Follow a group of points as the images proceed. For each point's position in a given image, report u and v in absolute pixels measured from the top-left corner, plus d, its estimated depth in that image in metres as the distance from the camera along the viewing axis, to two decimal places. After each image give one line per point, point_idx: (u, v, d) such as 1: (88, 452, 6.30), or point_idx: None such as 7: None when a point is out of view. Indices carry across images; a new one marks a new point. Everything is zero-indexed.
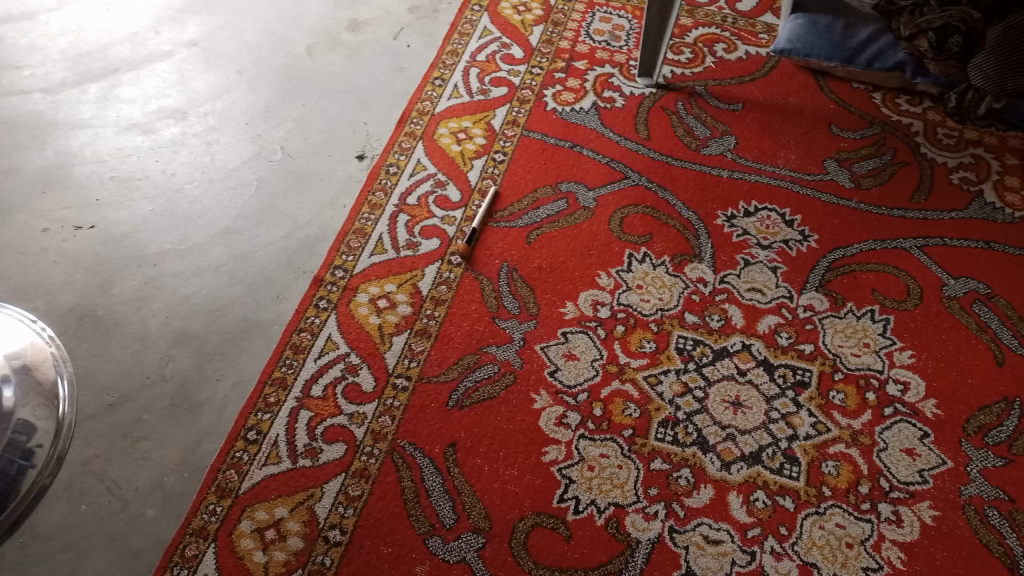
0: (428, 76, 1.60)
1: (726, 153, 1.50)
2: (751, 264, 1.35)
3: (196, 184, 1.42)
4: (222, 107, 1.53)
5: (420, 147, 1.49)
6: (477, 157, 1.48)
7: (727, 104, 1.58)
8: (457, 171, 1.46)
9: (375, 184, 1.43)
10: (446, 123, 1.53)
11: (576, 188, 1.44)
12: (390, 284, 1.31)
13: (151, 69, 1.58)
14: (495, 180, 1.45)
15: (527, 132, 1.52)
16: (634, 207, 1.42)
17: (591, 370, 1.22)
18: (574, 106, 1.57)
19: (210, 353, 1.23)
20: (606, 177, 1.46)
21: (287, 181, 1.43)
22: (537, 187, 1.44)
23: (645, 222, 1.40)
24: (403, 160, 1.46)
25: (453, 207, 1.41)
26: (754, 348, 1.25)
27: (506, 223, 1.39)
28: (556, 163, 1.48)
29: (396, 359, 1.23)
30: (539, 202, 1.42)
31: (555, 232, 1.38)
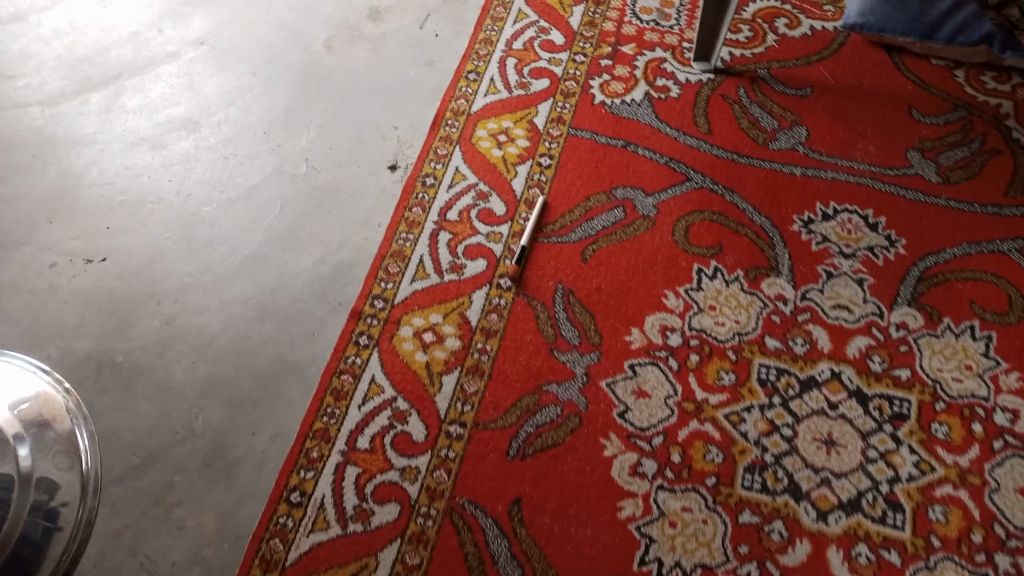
0: (461, 70, 1.44)
1: (797, 146, 1.35)
2: (834, 276, 1.22)
3: (216, 206, 1.29)
4: (237, 114, 1.39)
5: (457, 153, 1.34)
6: (521, 162, 1.34)
7: (795, 88, 1.42)
8: (500, 180, 1.32)
9: (411, 199, 1.29)
10: (484, 123, 1.38)
11: (634, 194, 1.30)
12: (435, 314, 1.18)
13: (156, 73, 1.44)
14: (542, 188, 1.31)
15: (574, 130, 1.37)
16: (700, 214, 1.28)
17: (666, 410, 1.10)
18: (624, 98, 1.41)
19: (243, 403, 1.12)
20: (666, 181, 1.32)
21: (314, 199, 1.30)
22: (590, 195, 1.31)
23: (713, 231, 1.26)
24: (439, 169, 1.32)
25: (499, 222, 1.28)
26: (844, 376, 1.13)
27: (557, 239, 1.26)
28: (608, 166, 1.33)
29: (447, 403, 1.10)
30: (593, 213, 1.29)
31: (613, 247, 1.25)
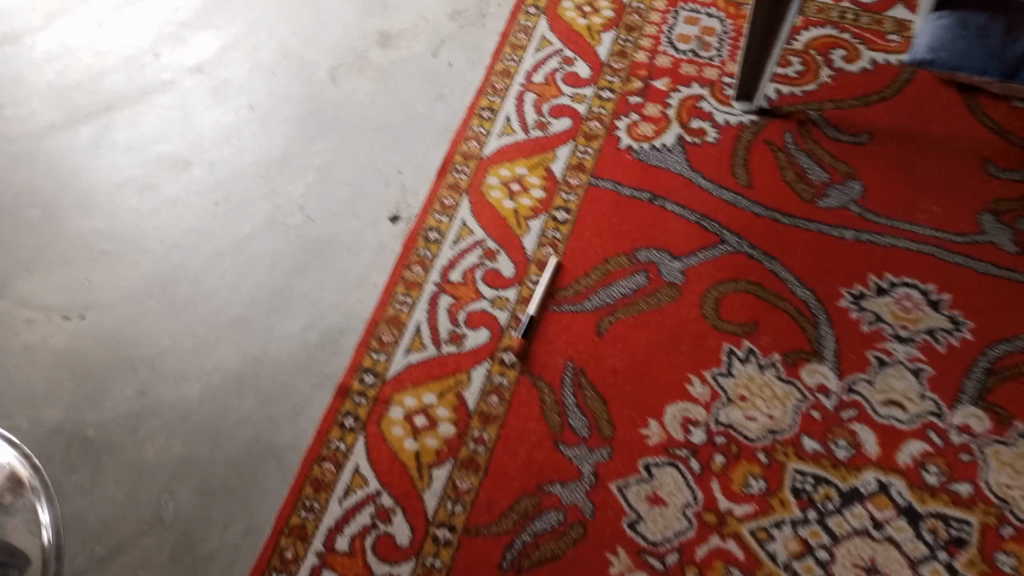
0: (475, 106, 1.31)
1: (849, 205, 1.18)
2: (886, 365, 1.06)
3: (203, 259, 1.18)
4: (230, 153, 1.28)
5: (465, 203, 1.21)
6: (534, 217, 1.20)
7: (851, 133, 1.25)
8: (510, 237, 1.18)
9: (411, 256, 1.17)
10: (497, 169, 1.24)
11: (660, 257, 1.16)
12: (429, 394, 1.06)
13: (149, 104, 1.33)
14: (556, 247, 1.17)
15: (594, 179, 1.23)
16: (735, 283, 1.13)
17: (683, 522, 0.98)
18: (654, 143, 1.26)
19: (216, 491, 1.02)
20: (697, 242, 1.16)
21: (306, 253, 1.18)
22: (609, 256, 1.16)
23: (748, 305, 1.11)
24: (445, 223, 1.19)
25: (506, 285, 1.14)
26: (893, 489, 0.99)
27: (569, 307, 1.12)
28: (631, 222, 1.19)
29: (436, 502, 1.00)
30: (612, 277, 1.14)
31: (632, 319, 1.10)
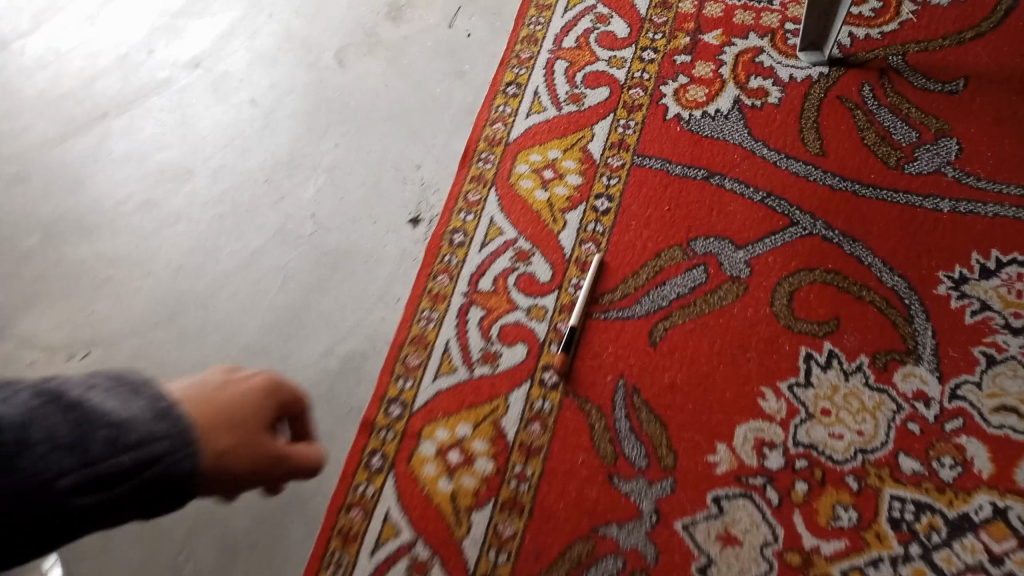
0: (498, 82, 1.16)
1: (943, 169, 1.00)
2: (997, 363, 0.90)
3: (211, 281, 1.08)
4: (234, 158, 1.16)
5: (492, 198, 1.07)
6: (572, 208, 1.05)
7: (943, 81, 1.05)
8: (545, 233, 1.04)
9: (435, 264, 1.04)
10: (526, 155, 1.09)
11: (719, 247, 1.00)
12: (463, 425, 0.95)
13: (146, 108, 1.22)
14: (598, 241, 1.03)
15: (638, 158, 1.07)
16: (810, 274, 0.97)
17: (762, 564, 0.85)
18: (707, 109, 1.09)
19: (238, 547, 0.92)
20: (761, 227, 1.00)
21: (321, 268, 1.06)
22: (660, 250, 1.01)
23: (827, 299, 0.95)
24: (470, 222, 1.06)
25: (544, 291, 1.01)
26: (1012, 514, 0.83)
27: (617, 314, 0.98)
28: (683, 207, 1.03)
29: (477, 551, 0.89)
30: (664, 275, 1.00)
31: (690, 324, 0.96)
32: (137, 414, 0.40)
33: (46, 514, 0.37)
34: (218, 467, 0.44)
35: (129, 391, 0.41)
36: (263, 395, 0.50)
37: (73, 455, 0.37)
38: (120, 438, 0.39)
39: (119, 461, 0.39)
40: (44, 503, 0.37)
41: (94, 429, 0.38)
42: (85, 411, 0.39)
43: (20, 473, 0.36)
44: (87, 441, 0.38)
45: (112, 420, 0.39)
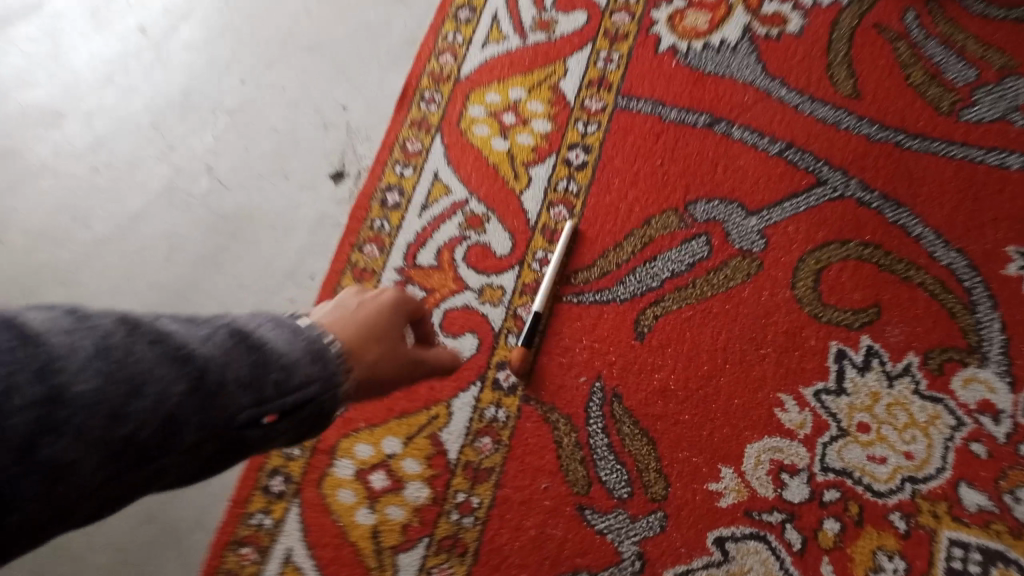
0: (447, 3, 0.91)
1: (1010, 118, 0.77)
2: None
3: (79, 249, 0.86)
4: (115, 98, 0.92)
5: (437, 147, 0.85)
6: (537, 163, 0.83)
7: (1008, 6, 0.81)
8: (502, 192, 0.82)
9: (362, 231, 0.82)
10: (481, 94, 0.87)
11: (726, 212, 0.78)
12: (392, 438, 0.73)
13: (6, 34, 0.95)
14: (571, 204, 0.81)
15: (623, 100, 0.85)
16: (842, 249, 0.75)
17: None
18: (708, 41, 0.85)
19: None
20: (778, 188, 0.79)
21: (216, 235, 0.84)
22: (650, 215, 0.79)
23: (863, 280, 0.74)
24: (409, 179, 0.84)
25: (500, 267, 0.79)
26: None
27: (594, 297, 0.77)
28: (680, 161, 0.81)
29: None
30: (655, 248, 0.78)
31: (688, 311, 0.75)
32: (299, 358, 0.39)
33: (223, 445, 0.36)
34: (368, 378, 0.48)
35: (294, 332, 0.40)
36: (401, 297, 0.52)
37: (250, 394, 0.36)
38: (290, 380, 0.38)
39: (285, 403, 0.37)
40: (226, 437, 0.36)
41: (272, 373, 0.37)
42: (262, 353, 0.37)
43: (214, 409, 0.35)
44: (261, 381, 0.36)
45: (283, 363, 0.38)
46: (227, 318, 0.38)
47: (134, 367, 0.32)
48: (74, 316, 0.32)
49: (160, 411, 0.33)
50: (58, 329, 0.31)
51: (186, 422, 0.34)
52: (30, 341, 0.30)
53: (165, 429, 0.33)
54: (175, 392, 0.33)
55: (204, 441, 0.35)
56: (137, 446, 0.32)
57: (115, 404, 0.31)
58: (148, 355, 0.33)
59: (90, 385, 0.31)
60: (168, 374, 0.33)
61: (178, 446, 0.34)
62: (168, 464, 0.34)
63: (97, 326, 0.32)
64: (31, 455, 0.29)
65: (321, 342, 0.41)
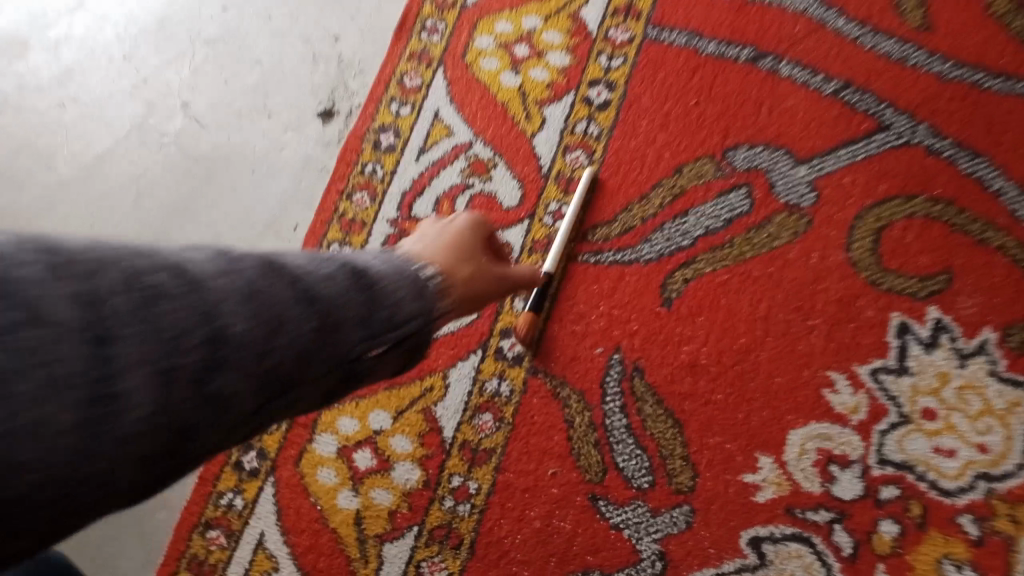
0: None
1: None
2: None
3: (39, 194, 0.77)
4: (85, 26, 0.82)
5: (439, 83, 0.74)
6: (552, 102, 0.72)
7: None
8: (512, 134, 0.72)
9: (351, 176, 0.72)
10: (490, 23, 0.75)
11: (770, 160, 0.67)
12: (379, 412, 0.64)
13: None
14: (591, 148, 0.70)
15: (654, 31, 0.73)
16: (907, 205, 0.64)
17: None
18: None
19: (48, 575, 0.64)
20: (832, 133, 0.67)
21: (190, 179, 0.75)
22: (681, 163, 0.68)
23: (931, 242, 0.63)
24: (406, 119, 0.73)
25: (507, 221, 0.69)
26: None
27: (614, 256, 0.67)
28: (718, 102, 0.70)
29: None
30: (686, 201, 0.67)
31: (723, 275, 0.64)
32: (410, 293, 0.35)
33: (342, 377, 0.33)
34: (469, 288, 0.46)
35: (402, 265, 0.36)
36: (472, 229, 0.49)
37: (363, 328, 0.33)
38: (401, 314, 0.34)
39: (397, 336, 0.34)
40: (346, 372, 0.33)
41: (386, 310, 0.34)
42: (374, 289, 0.33)
43: (334, 343, 0.32)
44: (373, 317, 0.33)
45: (395, 297, 0.34)
46: (339, 252, 0.34)
47: (270, 308, 0.29)
48: (223, 255, 0.29)
49: (292, 351, 0.30)
50: (211, 271, 0.28)
51: (316, 357, 0.31)
52: (193, 282, 0.27)
53: (300, 367, 0.31)
54: (310, 329, 0.31)
55: (329, 375, 0.32)
56: (278, 381, 0.30)
57: (263, 341, 0.29)
58: (284, 293, 0.30)
59: (245, 325, 0.28)
60: (305, 314, 0.30)
61: (310, 379, 0.31)
62: (301, 397, 0.32)
63: (244, 264, 0.29)
64: (199, 396, 0.27)
65: (425, 277, 0.37)
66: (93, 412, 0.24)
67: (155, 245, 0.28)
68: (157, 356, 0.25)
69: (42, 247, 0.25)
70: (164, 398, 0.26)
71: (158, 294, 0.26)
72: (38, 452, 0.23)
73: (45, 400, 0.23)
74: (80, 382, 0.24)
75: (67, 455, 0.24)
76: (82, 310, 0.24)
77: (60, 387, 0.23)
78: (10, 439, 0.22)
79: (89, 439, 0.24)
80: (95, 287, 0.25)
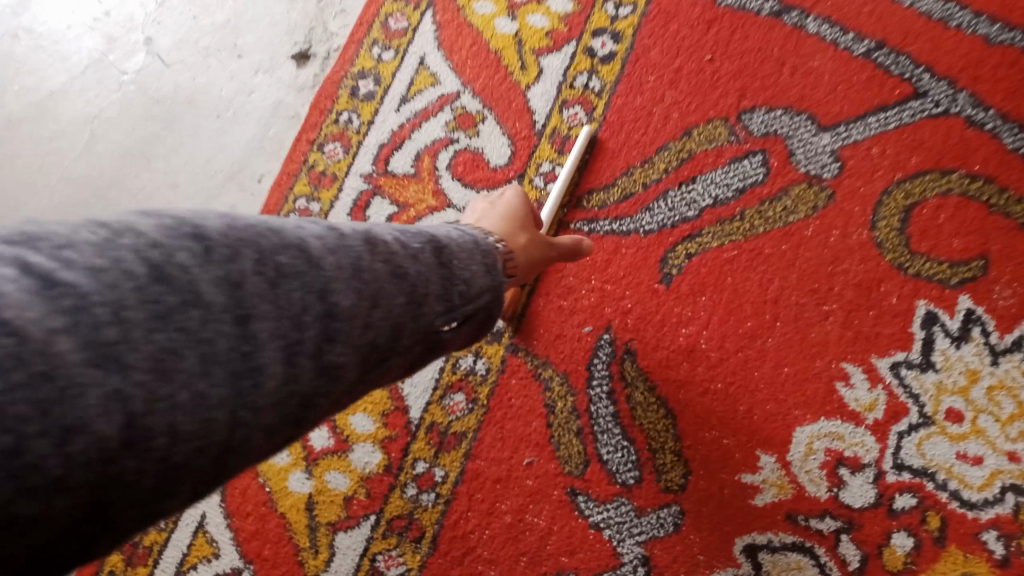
0: None
1: None
2: None
3: None
4: None
5: (426, 26, 0.67)
6: (551, 52, 0.65)
7: None
8: (505, 86, 0.65)
9: (325, 126, 0.66)
10: None
11: (790, 125, 0.60)
12: None
13: None
14: (590, 105, 0.63)
15: None
16: (941, 181, 0.57)
17: None
18: None
19: None
20: (861, 98, 0.60)
21: (149, 122, 0.69)
22: (689, 125, 0.61)
23: (966, 224, 0.56)
24: (387, 64, 0.66)
25: (494, 182, 0.62)
26: None
27: (610, 226, 0.60)
28: (735, 58, 0.63)
29: None
30: (693, 167, 0.60)
31: (730, 250, 0.58)
32: (477, 270, 0.39)
33: (424, 348, 0.37)
34: (529, 252, 0.49)
35: (473, 242, 0.40)
36: (523, 204, 0.54)
37: (443, 303, 0.36)
38: (471, 291, 0.38)
39: (466, 311, 0.38)
40: (428, 343, 0.37)
41: (458, 285, 0.37)
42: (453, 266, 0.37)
43: (420, 317, 0.35)
44: (451, 292, 0.37)
45: (467, 275, 0.38)
46: (425, 231, 0.38)
47: (374, 283, 0.32)
48: (334, 232, 0.33)
49: (388, 323, 0.33)
50: (323, 249, 0.31)
51: (404, 329, 0.34)
52: (312, 263, 0.30)
53: (392, 338, 0.34)
54: (398, 305, 0.34)
55: (413, 346, 0.36)
56: (376, 351, 0.33)
57: (366, 316, 0.32)
58: (380, 272, 0.33)
59: (351, 300, 0.31)
60: (397, 290, 0.33)
61: (399, 350, 0.34)
62: (393, 366, 0.35)
63: (351, 245, 0.32)
64: (315, 365, 0.30)
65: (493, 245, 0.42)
66: (240, 383, 0.27)
67: (279, 226, 0.31)
68: (288, 329, 0.29)
69: (191, 235, 0.28)
70: (290, 368, 0.29)
71: (285, 273, 0.29)
72: (192, 423, 0.26)
73: (199, 371, 0.26)
74: (229, 356, 0.27)
75: (217, 424, 0.27)
76: (225, 292, 0.28)
77: (212, 360, 0.27)
78: (174, 411, 0.26)
79: (235, 405, 0.27)
80: (235, 271, 0.28)
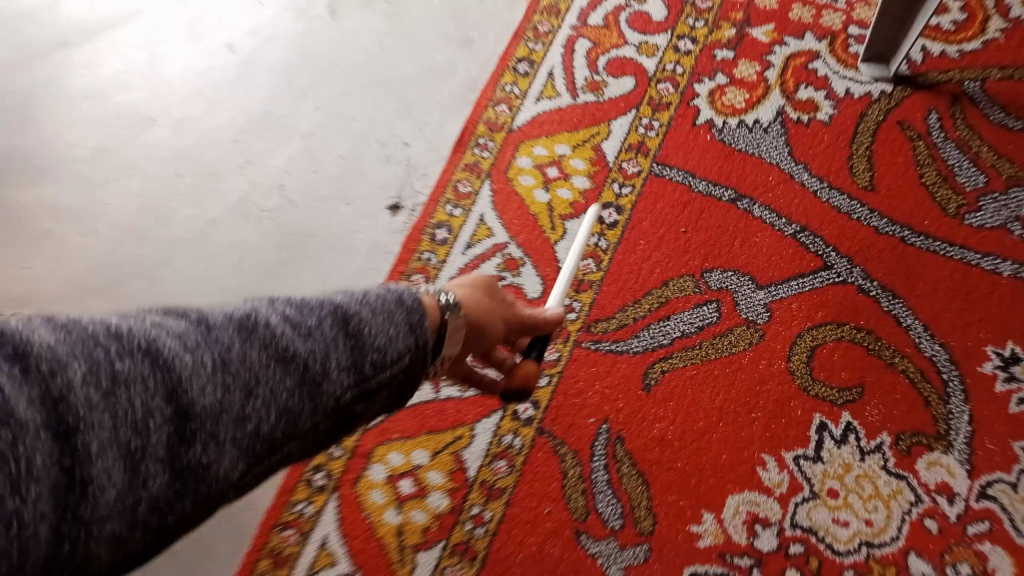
0: (509, 56, 1.04)
1: (1010, 225, 0.85)
2: None
3: (157, 246, 0.96)
4: (202, 110, 1.04)
5: (485, 192, 0.95)
6: (573, 217, 0.92)
7: None
8: (540, 241, 0.91)
9: (412, 262, 0.92)
10: (530, 147, 0.97)
11: (738, 284, 0.87)
12: (420, 450, 0.84)
13: (110, 40, 1.09)
14: (599, 258, 0.91)
15: (658, 167, 0.94)
16: (837, 330, 0.84)
17: None
18: (746, 119, 0.96)
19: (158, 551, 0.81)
20: (789, 267, 0.87)
21: (282, 250, 0.95)
22: (667, 278, 0.88)
23: (850, 361, 0.83)
24: (458, 217, 0.94)
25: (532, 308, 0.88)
26: None
27: (611, 346, 0.86)
28: (702, 231, 0.90)
29: None
30: (669, 308, 0.87)
31: (691, 370, 0.84)
32: (396, 334, 0.40)
33: (336, 421, 0.39)
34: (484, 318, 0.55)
35: (396, 301, 0.42)
36: (484, 280, 0.60)
37: (350, 374, 0.38)
38: (386, 358, 0.40)
39: (381, 377, 0.40)
40: (334, 415, 0.39)
41: (368, 354, 0.39)
42: (358, 335, 0.39)
43: (319, 396, 0.37)
44: (362, 362, 0.39)
45: (380, 343, 0.39)
46: (326, 300, 0.40)
47: (247, 374, 0.34)
48: (200, 327, 0.34)
49: (277, 409, 0.35)
50: (180, 348, 0.33)
51: (296, 413, 0.36)
52: (162, 365, 0.32)
53: (283, 421, 0.36)
54: (284, 387, 0.36)
55: (316, 424, 0.38)
56: (263, 441, 0.35)
57: (238, 409, 0.34)
58: (256, 359, 0.35)
59: (211, 398, 0.33)
60: (279, 376, 0.35)
61: (296, 432, 0.37)
62: (291, 451, 0.37)
63: (216, 338, 0.34)
64: (169, 468, 0.32)
65: (409, 300, 0.42)
66: (64, 498, 0.28)
67: (123, 331, 0.32)
68: (126, 437, 0.30)
69: (12, 356, 0.29)
70: (133, 476, 0.30)
71: (119, 381, 0.31)
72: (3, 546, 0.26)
73: (7, 491, 0.26)
74: (47, 471, 0.28)
75: (35, 540, 0.27)
76: (45, 410, 0.29)
77: (25, 479, 0.27)
78: None
79: (58, 520, 0.28)
80: (58, 385, 0.29)
